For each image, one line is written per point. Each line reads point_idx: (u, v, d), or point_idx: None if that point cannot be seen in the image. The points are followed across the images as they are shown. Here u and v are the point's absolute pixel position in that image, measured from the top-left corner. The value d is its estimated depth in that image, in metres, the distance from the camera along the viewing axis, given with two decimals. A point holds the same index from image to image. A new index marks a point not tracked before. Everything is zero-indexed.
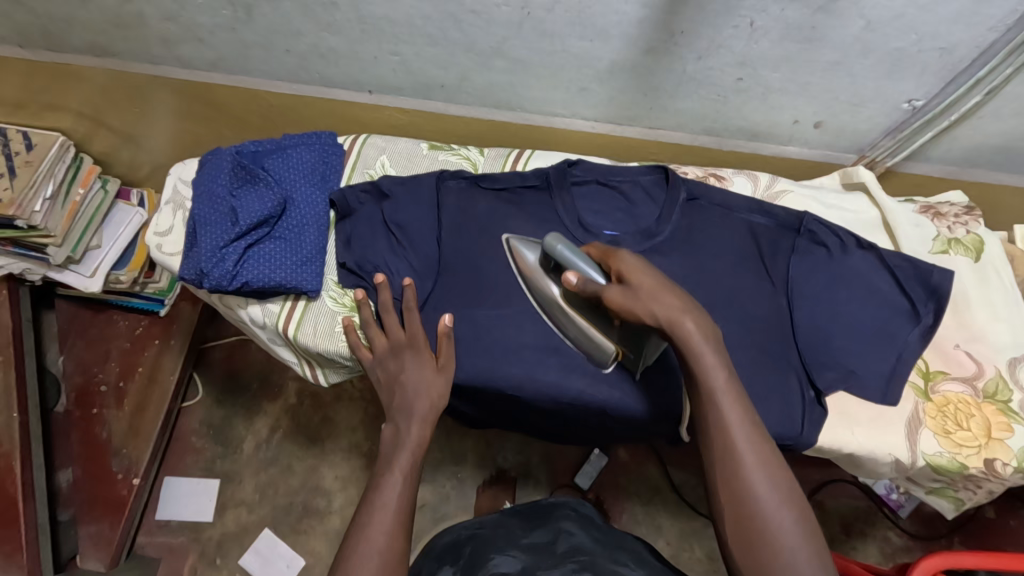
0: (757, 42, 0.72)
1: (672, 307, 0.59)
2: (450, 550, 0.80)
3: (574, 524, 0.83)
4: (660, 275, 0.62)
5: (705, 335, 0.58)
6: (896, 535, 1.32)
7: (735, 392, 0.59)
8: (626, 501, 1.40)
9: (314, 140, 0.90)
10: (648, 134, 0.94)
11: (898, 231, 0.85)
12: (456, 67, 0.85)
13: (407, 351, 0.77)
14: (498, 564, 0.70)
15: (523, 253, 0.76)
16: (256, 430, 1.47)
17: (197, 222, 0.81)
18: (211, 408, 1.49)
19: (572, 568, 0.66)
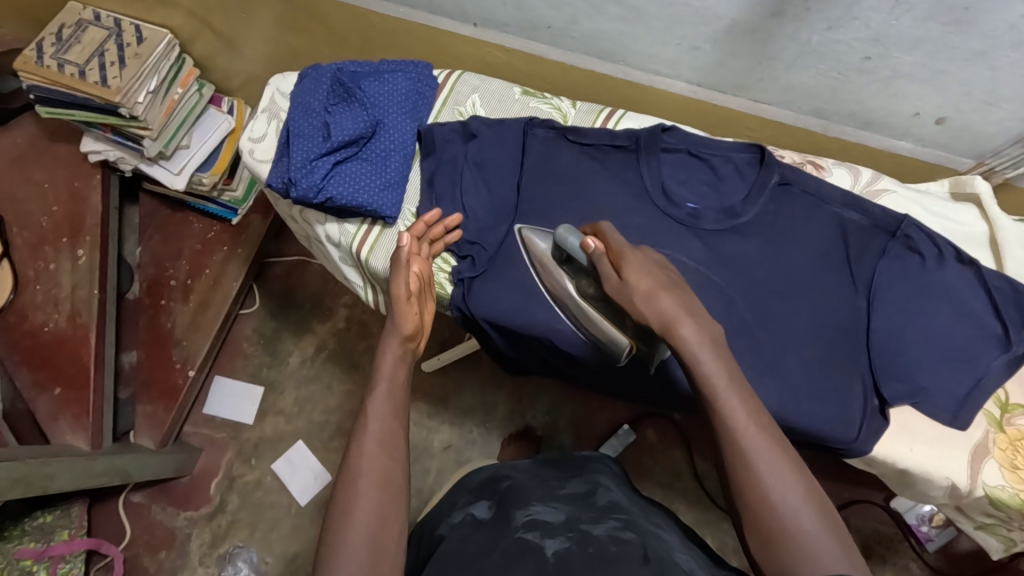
0: (898, 18, 0.67)
1: (670, 308, 0.60)
2: (493, 488, 0.86)
3: (608, 482, 0.87)
4: (660, 272, 0.64)
5: (704, 341, 0.58)
6: (917, 566, 1.29)
7: (743, 396, 0.56)
8: (647, 481, 1.40)
9: (411, 68, 0.90)
10: (749, 107, 0.90)
11: (1004, 250, 0.79)
12: (568, 7, 0.83)
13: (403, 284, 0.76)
14: (540, 509, 0.75)
15: (535, 242, 0.77)
16: (303, 346, 1.54)
17: (292, 132, 0.83)
18: (266, 318, 1.56)
19: (614, 525, 0.71)
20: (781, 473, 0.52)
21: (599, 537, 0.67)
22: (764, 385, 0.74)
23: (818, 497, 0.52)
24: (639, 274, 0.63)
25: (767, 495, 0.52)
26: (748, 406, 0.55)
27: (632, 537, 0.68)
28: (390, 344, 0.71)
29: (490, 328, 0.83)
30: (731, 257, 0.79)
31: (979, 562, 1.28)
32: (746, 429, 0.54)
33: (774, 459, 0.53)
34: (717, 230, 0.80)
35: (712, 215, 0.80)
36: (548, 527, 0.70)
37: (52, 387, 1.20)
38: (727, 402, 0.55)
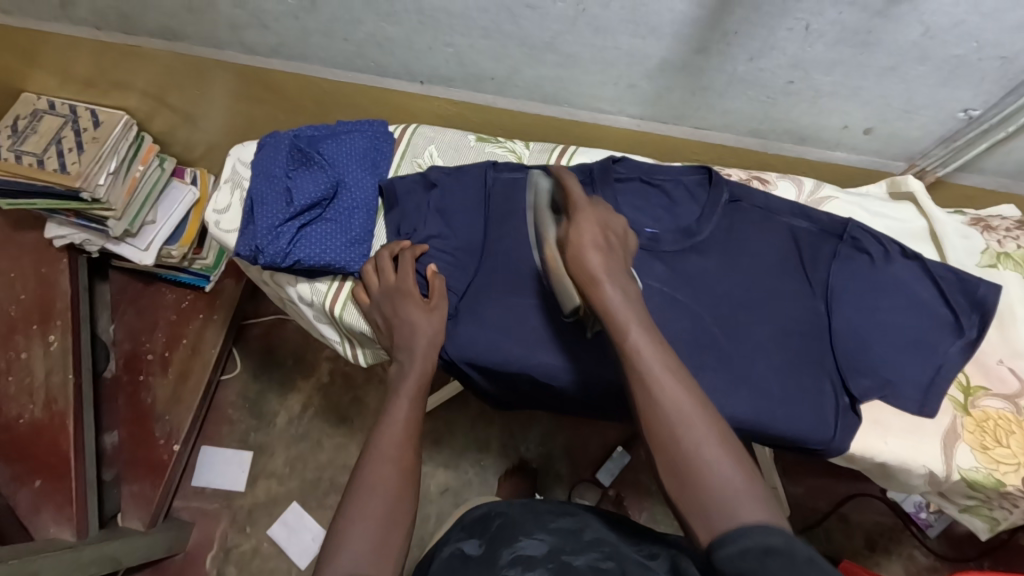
0: (812, 45, 0.72)
1: (596, 262, 0.64)
2: (483, 525, 0.87)
3: (594, 518, 0.87)
4: (601, 230, 0.67)
5: (621, 294, 0.62)
6: (921, 554, 1.31)
7: (657, 345, 0.59)
8: (647, 501, 1.41)
9: (366, 127, 0.92)
10: (691, 134, 0.95)
11: (944, 243, 0.83)
12: (508, 60, 0.87)
13: (398, 297, 0.78)
14: (525, 543, 0.76)
15: (540, 188, 0.81)
16: (289, 405, 1.53)
17: (255, 201, 0.83)
18: (248, 382, 1.55)
19: (596, 557, 0.72)
20: (706, 437, 0.54)
21: (577, 567, 0.70)
22: (740, 396, 0.76)
23: (728, 436, 0.54)
24: (585, 226, 0.66)
25: (668, 421, 0.55)
26: (660, 352, 0.58)
27: (611, 566, 0.71)
28: (407, 387, 0.72)
29: (470, 370, 0.83)
30: (694, 277, 0.82)
31: (981, 543, 1.30)
32: (655, 372, 0.56)
33: (699, 421, 0.54)
34: (677, 252, 0.83)
35: (671, 238, 0.83)
36: (530, 561, 0.72)
37: (31, 480, 1.17)
38: (653, 374, 0.57)
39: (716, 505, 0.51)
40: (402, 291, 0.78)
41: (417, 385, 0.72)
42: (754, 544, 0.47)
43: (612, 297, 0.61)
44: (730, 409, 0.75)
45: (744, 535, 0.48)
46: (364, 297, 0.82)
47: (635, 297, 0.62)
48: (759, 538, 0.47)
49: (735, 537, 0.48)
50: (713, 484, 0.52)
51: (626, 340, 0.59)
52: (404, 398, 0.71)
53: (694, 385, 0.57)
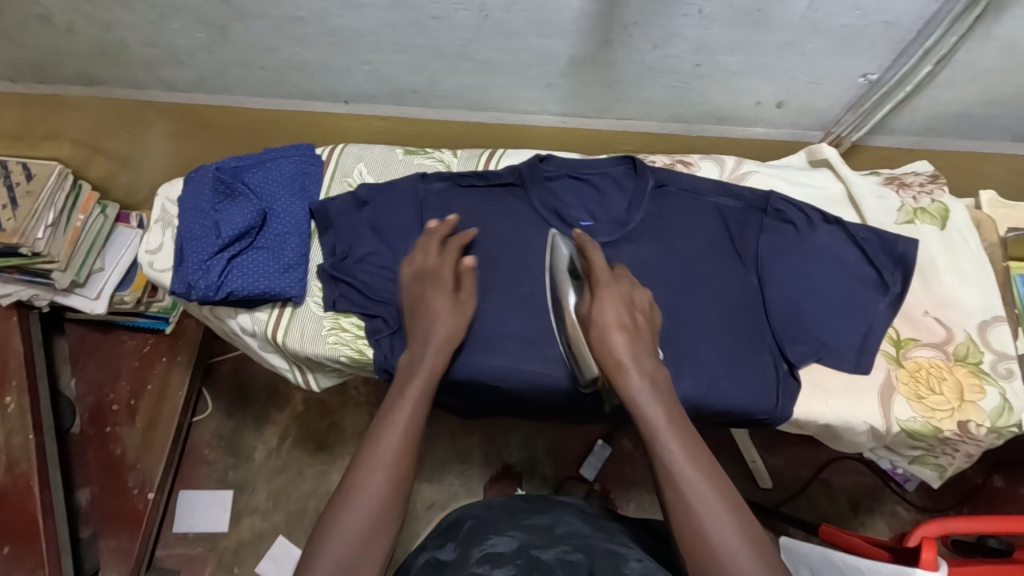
0: (708, 28, 0.75)
1: (620, 346, 0.71)
2: (454, 529, 0.86)
3: (566, 514, 0.86)
4: (625, 314, 0.73)
5: (645, 386, 0.69)
6: (903, 509, 1.33)
7: (685, 442, 0.66)
8: (632, 491, 1.42)
9: (292, 152, 0.92)
10: (618, 125, 0.97)
11: (862, 205, 0.85)
12: (425, 71, 0.88)
13: (429, 283, 0.79)
14: (495, 541, 0.76)
15: (559, 247, 0.81)
16: (266, 439, 1.51)
17: (184, 238, 0.84)
18: (222, 420, 1.53)
19: (565, 550, 0.74)
20: (721, 520, 0.62)
21: (546, 563, 0.70)
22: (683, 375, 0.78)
23: (749, 531, 0.62)
24: (607, 310, 0.73)
25: (692, 514, 0.62)
26: (688, 450, 0.66)
27: (579, 557, 0.72)
28: (412, 391, 0.73)
29: None
30: (628, 264, 0.83)
31: (957, 490, 1.33)
32: (682, 467, 0.64)
33: (716, 503, 0.62)
34: (612, 242, 0.84)
35: (604, 229, 0.85)
36: (500, 557, 0.72)
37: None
38: (678, 468, 0.65)
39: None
40: (435, 275, 0.79)
41: (422, 390, 0.73)
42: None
43: (639, 385, 0.69)
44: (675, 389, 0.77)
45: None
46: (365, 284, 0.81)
47: (657, 380, 0.70)
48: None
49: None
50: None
51: (653, 427, 0.67)
52: (409, 402, 0.71)
53: (713, 469, 0.65)
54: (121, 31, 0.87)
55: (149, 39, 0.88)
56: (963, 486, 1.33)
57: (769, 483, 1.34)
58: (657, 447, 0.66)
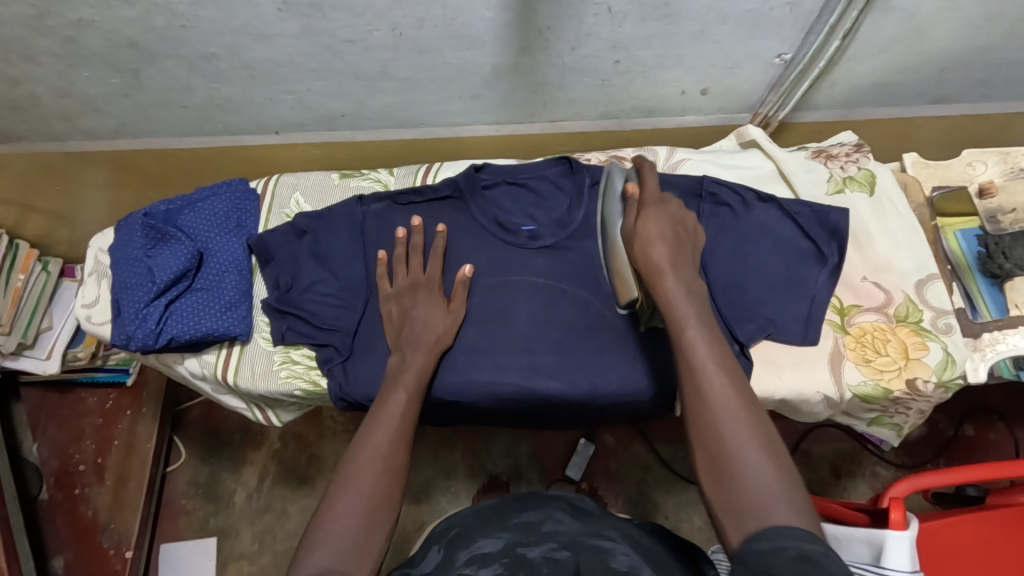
0: (621, 25, 0.76)
1: (660, 260, 0.72)
2: (442, 531, 0.83)
3: (555, 506, 0.83)
4: (668, 227, 0.75)
5: (683, 290, 0.70)
6: (883, 469, 1.35)
7: (714, 344, 0.66)
8: (620, 485, 1.39)
9: (225, 189, 0.90)
10: (551, 128, 0.97)
11: (793, 180, 0.88)
12: (350, 95, 0.88)
13: (422, 290, 0.82)
14: (483, 541, 0.76)
15: (614, 179, 0.84)
16: (245, 481, 1.42)
17: (119, 287, 0.81)
18: (198, 466, 1.43)
19: (551, 546, 0.74)
20: (742, 435, 0.59)
21: (532, 560, 0.71)
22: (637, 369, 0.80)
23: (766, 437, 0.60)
24: (651, 222, 0.75)
25: (710, 405, 0.62)
26: (715, 351, 0.66)
27: (565, 556, 0.71)
28: (405, 382, 0.74)
29: None
30: (575, 264, 0.84)
31: (932, 444, 1.35)
32: (704, 361, 0.64)
33: (741, 421, 0.60)
34: (556, 244, 0.85)
35: (547, 231, 0.86)
36: (487, 557, 0.72)
37: None
38: (700, 362, 0.65)
39: (753, 507, 0.55)
40: (427, 285, 0.82)
41: (416, 383, 0.74)
42: (786, 548, 0.49)
43: (674, 299, 0.70)
44: (632, 383, 0.80)
45: (771, 535, 0.51)
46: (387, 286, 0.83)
47: (695, 299, 0.70)
48: (785, 537, 0.50)
49: (759, 534, 0.52)
50: (741, 474, 0.57)
51: (685, 340, 0.67)
52: (401, 393, 0.73)
53: (743, 390, 0.63)
54: (31, 85, 0.85)
55: (61, 90, 0.85)
56: (938, 439, 1.36)
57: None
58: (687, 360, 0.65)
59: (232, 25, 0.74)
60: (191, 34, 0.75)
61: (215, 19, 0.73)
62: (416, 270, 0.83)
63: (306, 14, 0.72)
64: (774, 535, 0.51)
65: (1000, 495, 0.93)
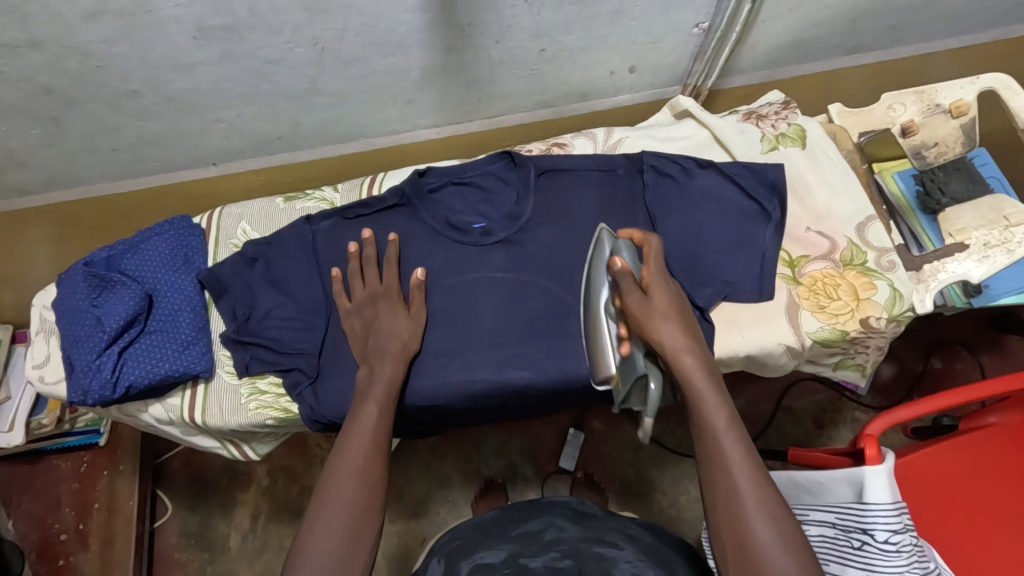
0: (540, 13, 0.77)
1: (676, 338, 0.72)
2: (440, 544, 0.82)
3: (554, 514, 0.84)
4: (681, 307, 0.75)
5: (700, 371, 0.70)
6: (862, 413, 1.39)
7: (736, 434, 0.66)
8: (615, 467, 1.40)
9: (167, 227, 0.88)
10: (490, 124, 0.98)
11: (728, 143, 0.90)
12: (283, 116, 0.87)
13: (381, 299, 0.81)
14: (486, 550, 0.77)
15: (604, 245, 0.80)
16: (238, 523, 1.37)
17: (67, 341, 0.79)
18: (187, 516, 1.38)
19: (554, 556, 0.75)
20: (762, 509, 0.61)
21: (534, 571, 0.72)
22: None
23: (792, 534, 0.61)
24: (659, 293, 0.75)
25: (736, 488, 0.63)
26: (739, 439, 0.66)
27: (567, 566, 0.74)
28: (375, 393, 0.74)
29: None
30: (531, 253, 0.85)
31: (904, 381, 1.40)
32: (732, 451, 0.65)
33: (760, 496, 0.62)
34: (509, 237, 0.86)
35: (499, 226, 0.86)
36: (490, 568, 0.74)
37: None
38: (726, 452, 0.65)
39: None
40: (385, 295, 0.82)
41: (384, 394, 0.74)
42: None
43: (690, 366, 0.70)
44: None
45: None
46: (343, 300, 0.82)
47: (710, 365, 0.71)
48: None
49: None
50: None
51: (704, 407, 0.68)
52: (372, 404, 0.73)
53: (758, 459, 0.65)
54: None
55: None
56: (910, 377, 1.40)
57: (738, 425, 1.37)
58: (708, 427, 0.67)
59: (149, 58, 0.72)
60: (107, 72, 0.74)
61: (130, 54, 0.71)
62: (372, 282, 0.82)
63: (223, 39, 0.71)
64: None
65: (970, 420, 0.93)
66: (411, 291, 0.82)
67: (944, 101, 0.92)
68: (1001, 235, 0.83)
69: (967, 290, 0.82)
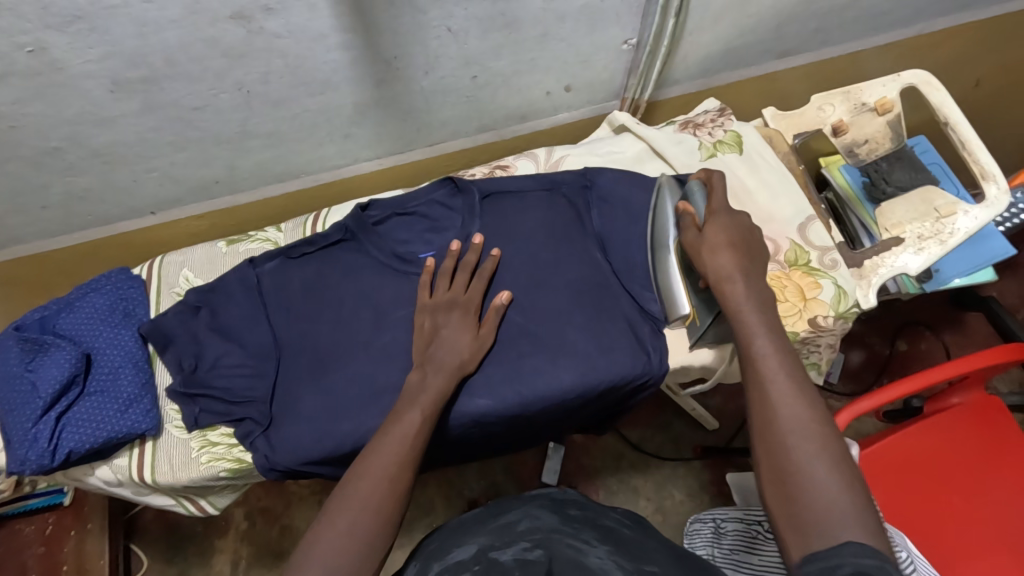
0: (466, 42, 0.77)
1: (726, 265, 0.66)
2: (421, 545, 0.69)
3: (538, 503, 0.70)
4: (735, 234, 0.69)
5: (751, 297, 0.63)
6: (835, 401, 1.40)
7: (786, 355, 0.58)
8: (597, 478, 1.39)
9: (104, 282, 0.86)
10: (434, 150, 0.98)
11: (666, 154, 0.91)
12: (217, 160, 0.85)
13: (454, 309, 0.79)
14: (457, 549, 0.61)
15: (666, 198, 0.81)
16: (218, 571, 1.33)
17: (0, 412, 0.76)
18: (164, 570, 1.33)
19: (524, 546, 0.59)
20: (813, 450, 0.52)
21: (504, 565, 0.55)
22: (560, 368, 0.79)
23: (845, 461, 0.51)
24: (715, 229, 0.69)
25: (773, 406, 0.55)
26: (786, 361, 0.58)
27: (539, 556, 0.57)
28: (423, 401, 0.69)
29: (310, 469, 0.79)
30: None
31: (874, 366, 1.41)
32: (774, 368, 0.57)
33: (812, 436, 0.52)
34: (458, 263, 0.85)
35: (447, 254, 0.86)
36: (459, 566, 0.57)
37: None
38: (770, 371, 0.57)
39: (821, 521, 0.48)
40: (457, 304, 0.79)
41: (432, 405, 0.69)
42: (847, 567, 0.44)
43: (742, 302, 0.63)
44: (557, 381, 0.79)
45: (836, 556, 0.45)
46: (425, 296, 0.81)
47: (766, 306, 0.63)
48: (852, 557, 0.44)
49: (825, 555, 0.46)
50: (809, 497, 0.50)
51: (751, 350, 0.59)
52: (418, 408, 0.68)
53: (819, 403, 0.55)
54: None
55: None
56: (877, 360, 1.42)
57: (714, 424, 1.38)
58: (754, 366, 0.58)
59: (66, 115, 0.71)
60: (23, 133, 0.72)
61: (45, 113, 0.70)
62: (457, 288, 0.80)
63: (142, 91, 0.70)
64: (846, 556, 0.45)
65: (934, 402, 0.92)
66: (489, 312, 0.80)
67: (869, 99, 0.94)
68: (934, 226, 0.86)
69: (919, 279, 0.93)
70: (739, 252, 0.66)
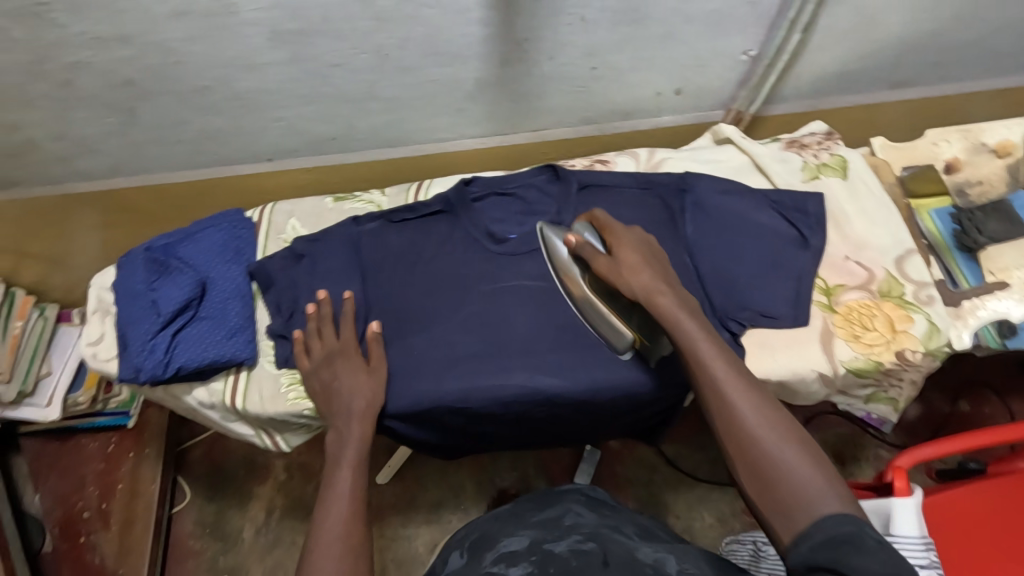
0: (594, 32, 0.81)
1: (662, 287, 0.70)
2: (460, 537, 0.72)
3: (578, 502, 0.74)
4: (645, 250, 0.75)
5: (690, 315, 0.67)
6: (885, 450, 1.36)
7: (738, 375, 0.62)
8: (628, 489, 1.38)
9: (222, 220, 0.92)
10: (534, 136, 1.01)
11: (769, 170, 0.92)
12: (340, 118, 0.91)
13: (338, 357, 0.80)
14: (507, 540, 0.64)
15: (557, 245, 0.80)
16: (252, 516, 1.34)
17: (124, 323, 0.83)
18: (204, 505, 1.35)
19: (576, 539, 0.61)
20: (780, 449, 0.57)
21: (560, 555, 0.58)
22: (633, 363, 0.81)
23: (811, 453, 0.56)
24: (626, 250, 0.74)
25: (742, 426, 0.58)
26: (745, 382, 0.62)
27: (592, 548, 0.59)
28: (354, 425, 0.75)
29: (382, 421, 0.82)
30: None
31: (930, 424, 1.37)
32: (731, 386, 0.61)
33: (777, 435, 0.57)
34: None
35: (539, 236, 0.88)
36: (515, 555, 0.60)
37: None
38: (726, 387, 0.61)
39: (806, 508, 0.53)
40: (344, 352, 0.80)
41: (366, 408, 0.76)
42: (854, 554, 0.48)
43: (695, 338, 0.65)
44: (628, 374, 0.81)
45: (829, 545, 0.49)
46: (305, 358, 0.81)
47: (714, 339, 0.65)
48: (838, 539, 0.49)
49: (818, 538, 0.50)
50: (793, 495, 0.54)
51: (708, 374, 0.62)
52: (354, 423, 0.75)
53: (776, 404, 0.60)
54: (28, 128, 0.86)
55: (57, 132, 0.87)
56: (935, 417, 1.37)
57: None
58: (714, 394, 0.61)
59: (223, 58, 0.77)
60: (184, 69, 0.79)
61: (204, 54, 0.77)
62: (330, 340, 0.81)
63: (294, 43, 0.76)
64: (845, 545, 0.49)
65: (1000, 463, 0.89)
66: (370, 344, 0.81)
67: (990, 141, 0.94)
68: None
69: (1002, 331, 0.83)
70: (656, 269, 0.72)
